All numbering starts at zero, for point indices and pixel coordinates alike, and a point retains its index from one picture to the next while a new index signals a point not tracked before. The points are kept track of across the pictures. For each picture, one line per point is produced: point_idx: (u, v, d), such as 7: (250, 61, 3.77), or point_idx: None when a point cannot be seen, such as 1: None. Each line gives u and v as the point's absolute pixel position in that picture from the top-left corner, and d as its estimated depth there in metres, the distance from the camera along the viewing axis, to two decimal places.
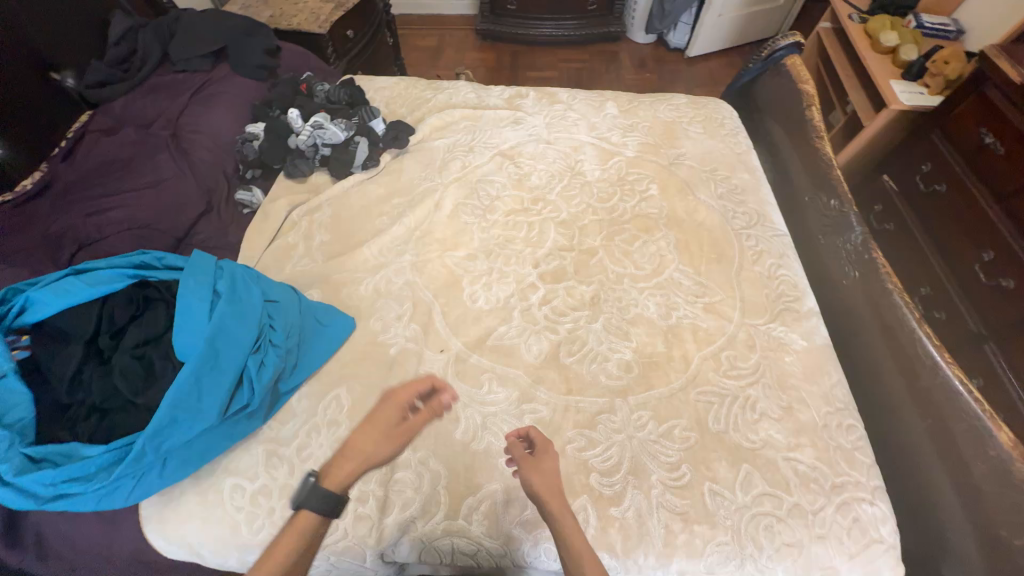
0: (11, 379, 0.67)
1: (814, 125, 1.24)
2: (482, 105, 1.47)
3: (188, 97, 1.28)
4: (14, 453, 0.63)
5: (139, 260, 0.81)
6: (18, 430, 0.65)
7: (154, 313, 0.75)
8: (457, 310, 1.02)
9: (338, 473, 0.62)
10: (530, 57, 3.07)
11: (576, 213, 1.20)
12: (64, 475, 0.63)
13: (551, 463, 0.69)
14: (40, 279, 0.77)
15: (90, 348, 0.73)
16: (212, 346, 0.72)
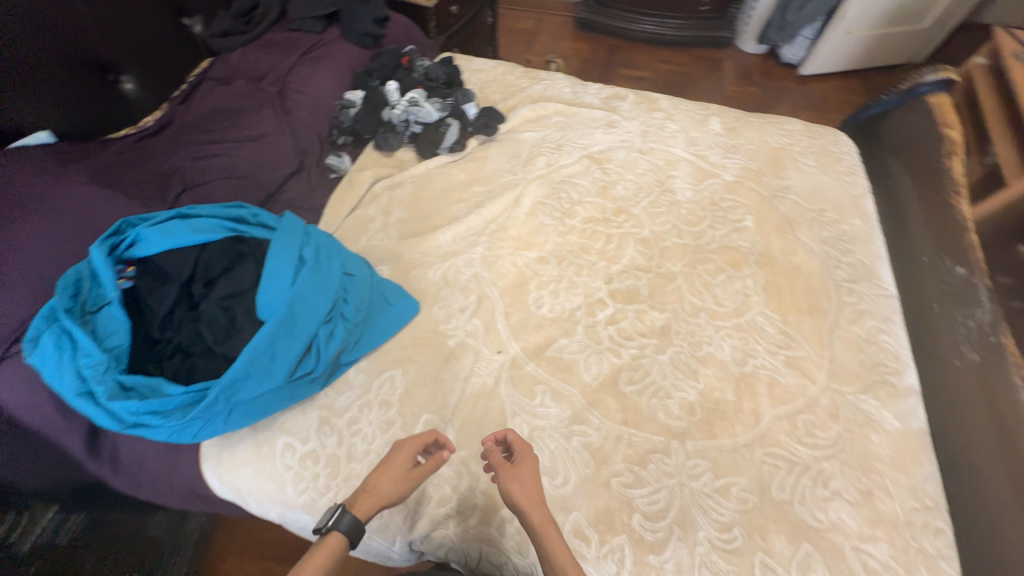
0: (114, 307, 0.73)
1: (953, 178, 1.07)
2: (577, 103, 1.41)
3: (298, 57, 1.32)
4: (109, 376, 0.69)
5: (237, 214, 0.86)
6: (113, 355, 0.71)
7: (244, 267, 0.79)
8: (521, 312, 0.99)
9: (359, 510, 0.63)
10: (625, 53, 2.94)
11: (660, 233, 1.13)
12: (146, 406, 0.68)
13: (530, 471, 0.68)
14: (151, 216, 0.82)
15: (184, 291, 0.77)
16: (290, 311, 0.75)
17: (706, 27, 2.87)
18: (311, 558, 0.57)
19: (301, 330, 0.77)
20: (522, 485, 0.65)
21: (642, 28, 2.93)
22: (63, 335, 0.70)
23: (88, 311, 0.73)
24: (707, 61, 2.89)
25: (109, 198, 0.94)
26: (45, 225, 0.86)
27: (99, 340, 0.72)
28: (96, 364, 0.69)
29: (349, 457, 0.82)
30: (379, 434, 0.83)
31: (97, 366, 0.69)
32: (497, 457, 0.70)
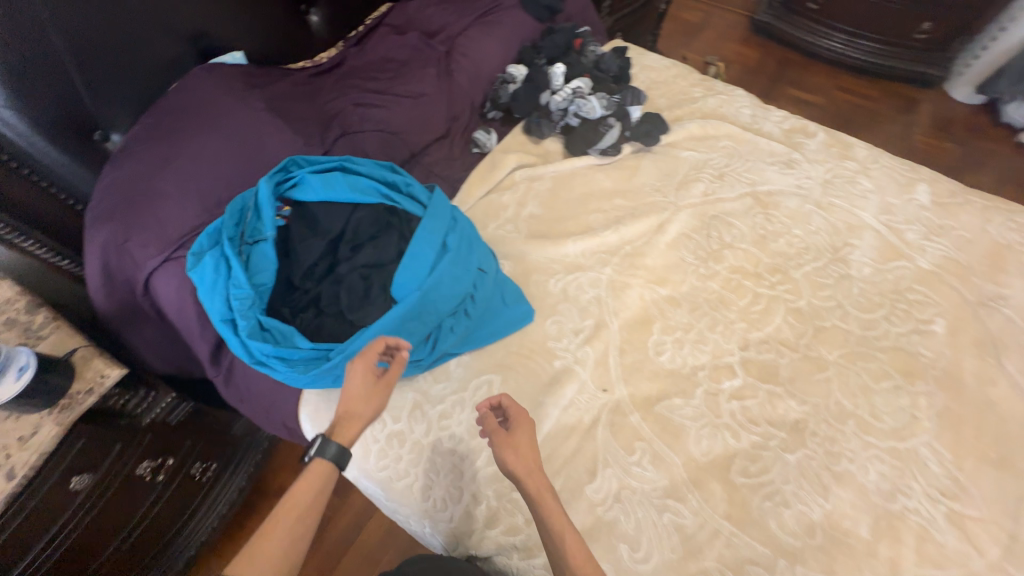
0: (267, 245, 0.76)
1: None
2: (754, 129, 1.24)
3: (472, 19, 1.27)
4: (251, 313, 0.73)
5: (392, 180, 0.87)
6: (258, 292, 0.75)
7: (388, 239, 0.82)
8: (636, 354, 0.90)
9: (342, 438, 0.65)
10: (799, 71, 2.51)
11: (819, 307, 0.96)
12: (275, 351, 0.72)
13: (526, 438, 0.65)
14: (314, 160, 0.86)
15: (329, 246, 0.83)
16: (422, 298, 0.76)
17: (912, 58, 2.35)
18: (298, 486, 0.62)
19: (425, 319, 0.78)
20: (518, 450, 0.64)
21: (828, 43, 2.46)
22: (222, 260, 0.75)
23: (245, 242, 0.78)
24: (898, 100, 2.40)
25: (278, 129, 0.96)
26: (224, 145, 0.91)
27: (250, 273, 0.76)
28: (243, 298, 0.73)
29: (433, 450, 0.81)
30: (467, 437, 0.81)
31: (244, 301, 0.73)
32: (494, 423, 0.67)
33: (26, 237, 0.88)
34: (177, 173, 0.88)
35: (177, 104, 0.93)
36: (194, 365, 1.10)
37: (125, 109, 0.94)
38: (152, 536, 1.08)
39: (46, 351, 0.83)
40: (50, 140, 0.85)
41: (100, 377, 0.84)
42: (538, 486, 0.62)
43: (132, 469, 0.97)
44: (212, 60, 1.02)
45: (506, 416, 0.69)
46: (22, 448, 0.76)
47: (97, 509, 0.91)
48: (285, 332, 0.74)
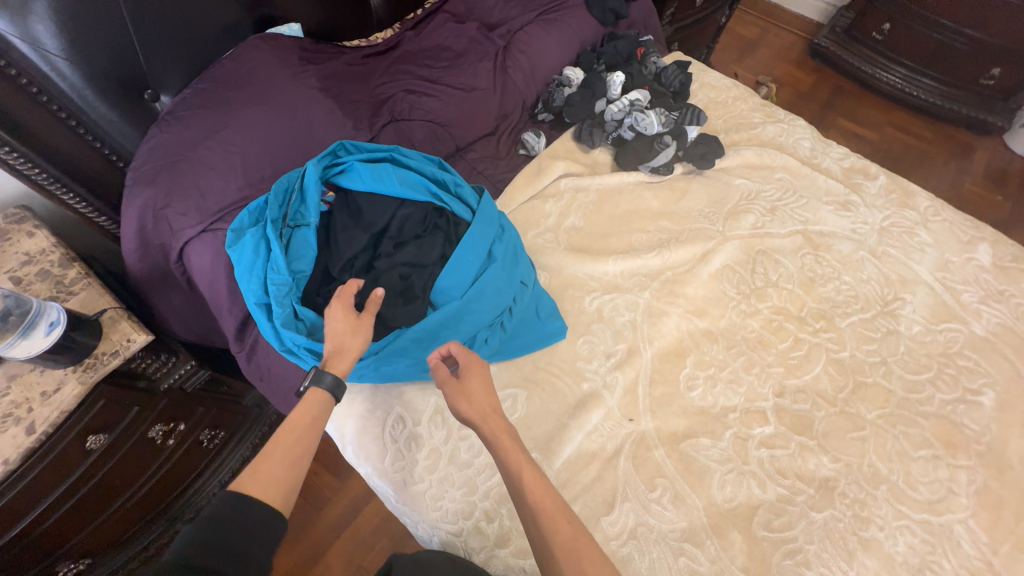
0: (307, 231, 0.77)
1: None
2: (812, 164, 1.19)
3: (534, 15, 1.23)
4: (287, 301, 0.72)
5: (441, 179, 0.88)
6: (295, 279, 0.75)
7: (433, 241, 0.81)
8: (667, 386, 0.87)
9: (336, 369, 0.66)
10: (852, 103, 2.38)
11: (862, 361, 0.92)
12: (307, 343, 0.71)
13: (478, 382, 0.69)
14: (364, 148, 0.87)
15: (370, 240, 0.81)
16: (464, 307, 0.79)
17: (977, 103, 2.19)
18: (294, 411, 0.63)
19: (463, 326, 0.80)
20: (471, 390, 0.68)
21: (887, 77, 2.32)
22: (263, 241, 0.75)
23: (287, 225, 0.79)
24: (954, 145, 2.25)
25: (329, 109, 0.94)
26: (273, 119, 0.89)
27: (289, 258, 0.76)
28: (280, 284, 0.73)
29: (451, 458, 0.79)
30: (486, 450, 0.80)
31: (280, 286, 0.73)
32: (446, 372, 0.70)
33: (68, 191, 0.87)
34: (224, 143, 0.86)
35: (231, 72, 0.91)
36: (215, 335, 1.09)
37: (179, 71, 0.92)
38: (156, 496, 1.08)
39: (77, 309, 0.83)
40: (99, 95, 0.84)
41: (126, 341, 0.83)
42: (494, 427, 0.66)
43: (144, 432, 0.96)
44: (269, 31, 1.00)
45: (458, 366, 0.73)
46: (43, 404, 0.76)
47: (107, 468, 0.90)
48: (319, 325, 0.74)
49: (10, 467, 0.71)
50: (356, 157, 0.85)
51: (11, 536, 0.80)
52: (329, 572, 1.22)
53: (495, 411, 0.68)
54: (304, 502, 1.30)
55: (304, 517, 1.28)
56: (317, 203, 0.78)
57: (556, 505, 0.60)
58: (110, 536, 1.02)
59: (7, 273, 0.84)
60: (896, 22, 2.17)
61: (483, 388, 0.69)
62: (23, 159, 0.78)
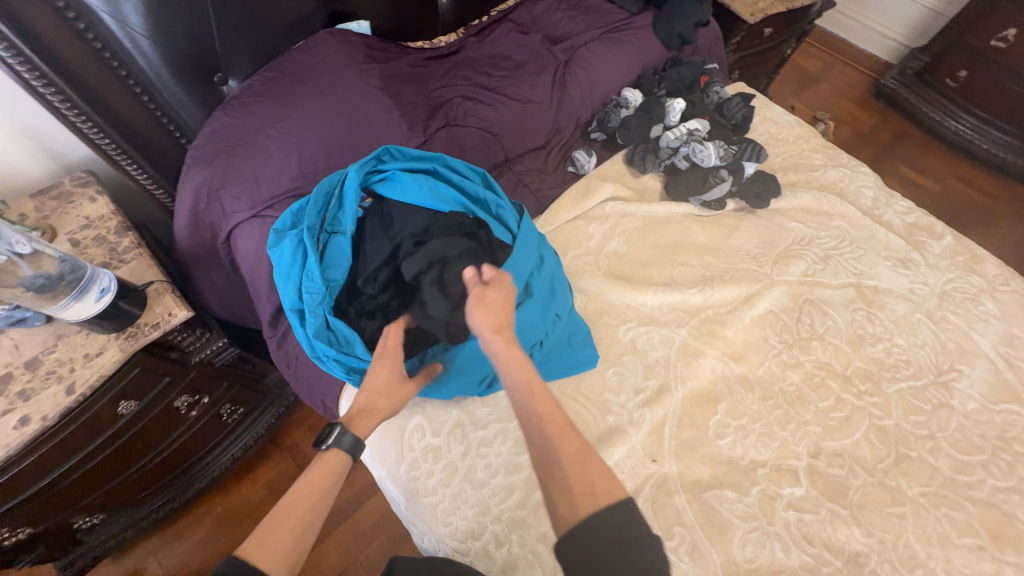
0: (343, 240, 0.78)
1: None
2: (873, 215, 1.13)
3: (600, 32, 1.21)
4: (319, 310, 0.74)
5: (483, 196, 0.85)
6: (328, 287, 0.76)
7: (467, 255, 0.80)
8: (695, 431, 0.84)
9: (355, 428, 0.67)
10: (915, 148, 2.27)
11: (909, 433, 0.86)
12: (336, 355, 0.74)
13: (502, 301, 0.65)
14: (406, 155, 0.85)
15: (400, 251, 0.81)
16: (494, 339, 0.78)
17: None
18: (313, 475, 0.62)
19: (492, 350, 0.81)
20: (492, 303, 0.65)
21: (956, 126, 2.21)
22: (301, 247, 0.77)
23: (324, 231, 0.79)
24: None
25: (387, 109, 0.94)
26: (332, 114, 0.90)
27: (324, 266, 0.77)
28: (314, 292, 0.74)
29: (466, 475, 0.78)
30: (503, 471, 0.78)
31: (314, 295, 0.74)
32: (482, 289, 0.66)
33: (133, 162, 0.91)
34: (283, 133, 0.87)
35: (298, 64, 0.93)
36: (248, 316, 1.11)
37: (250, 58, 0.95)
38: (172, 463, 1.11)
39: (126, 277, 0.86)
40: (174, 75, 0.87)
41: (167, 315, 0.85)
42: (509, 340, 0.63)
43: (171, 401, 0.98)
44: (339, 26, 1.02)
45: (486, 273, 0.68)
46: (85, 365, 0.79)
47: (133, 431, 0.93)
48: (349, 338, 0.74)
49: (46, 424, 0.74)
50: (399, 167, 0.83)
51: (39, 484, 0.83)
52: (325, 563, 1.22)
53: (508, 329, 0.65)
54: None
55: None
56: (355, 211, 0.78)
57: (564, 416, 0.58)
58: (124, 495, 1.06)
59: (67, 235, 0.88)
60: (972, 70, 2.06)
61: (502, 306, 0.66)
62: (92, 125, 0.82)
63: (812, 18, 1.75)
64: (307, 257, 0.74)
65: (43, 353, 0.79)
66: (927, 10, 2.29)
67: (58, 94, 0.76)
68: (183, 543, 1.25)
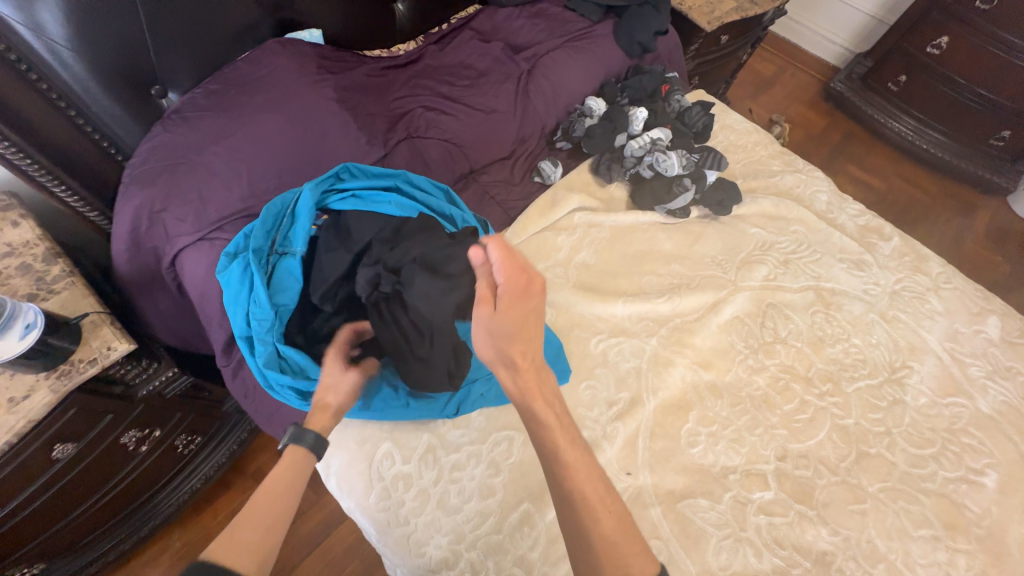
0: (291, 263, 0.73)
1: None
2: (827, 218, 1.17)
3: (562, 41, 1.21)
4: (270, 338, 0.70)
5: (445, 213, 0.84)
6: (277, 314, 0.71)
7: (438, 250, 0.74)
8: (668, 441, 0.84)
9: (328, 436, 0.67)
10: (863, 149, 2.39)
11: (867, 430, 0.90)
12: (292, 384, 0.69)
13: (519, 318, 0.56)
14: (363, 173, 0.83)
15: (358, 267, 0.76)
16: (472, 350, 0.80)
17: (986, 164, 2.19)
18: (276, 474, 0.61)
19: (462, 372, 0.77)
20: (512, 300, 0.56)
21: (899, 127, 2.34)
22: (249, 271, 0.72)
23: (274, 252, 0.74)
24: (958, 203, 2.26)
25: (344, 122, 0.90)
26: (283, 128, 0.85)
27: (271, 291, 0.72)
28: (263, 318, 0.70)
29: (440, 502, 0.75)
30: (477, 496, 0.76)
31: (263, 322, 0.69)
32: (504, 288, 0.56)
33: (61, 184, 0.83)
34: (230, 150, 0.82)
35: (245, 76, 0.88)
36: (201, 341, 1.04)
37: (191, 69, 0.89)
38: (120, 504, 1.03)
39: (56, 310, 0.78)
40: (104, 89, 0.80)
41: (106, 349, 0.78)
42: (531, 382, 0.58)
43: (116, 438, 0.90)
44: (289, 35, 0.97)
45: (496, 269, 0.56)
46: (10, 411, 0.71)
47: (71, 474, 0.85)
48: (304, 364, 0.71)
49: None
50: (356, 188, 0.81)
51: None
52: None
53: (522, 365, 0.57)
54: None
55: None
56: (305, 232, 0.74)
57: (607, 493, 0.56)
58: (66, 543, 0.96)
59: None
60: (911, 75, 2.18)
61: (532, 321, 0.58)
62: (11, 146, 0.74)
63: (765, 25, 1.81)
64: (255, 281, 0.70)
65: None
66: (869, 18, 2.42)
67: None
68: None
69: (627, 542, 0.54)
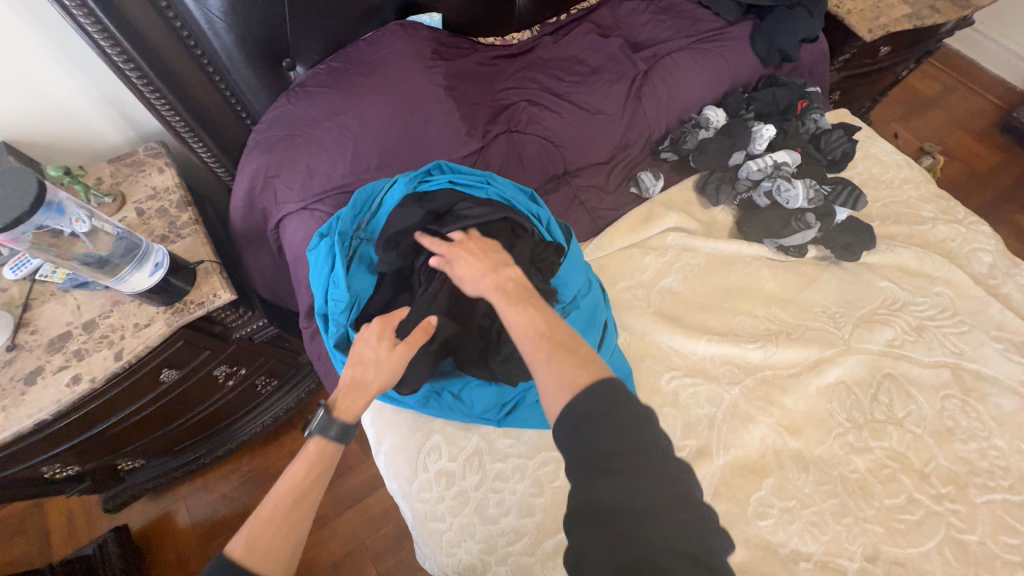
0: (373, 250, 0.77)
1: None
2: (986, 285, 0.96)
3: (690, 41, 1.10)
4: (343, 321, 0.73)
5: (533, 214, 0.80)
6: (353, 299, 0.74)
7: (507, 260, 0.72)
8: (733, 505, 0.75)
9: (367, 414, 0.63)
10: None
11: (994, 555, 0.73)
12: None
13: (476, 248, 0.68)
14: (461, 170, 0.82)
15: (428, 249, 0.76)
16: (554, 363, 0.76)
17: None
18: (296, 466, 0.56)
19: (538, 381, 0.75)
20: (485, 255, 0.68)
21: None
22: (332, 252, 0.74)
23: (357, 236, 0.77)
24: None
25: (448, 110, 0.90)
26: (391, 110, 0.87)
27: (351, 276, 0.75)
28: (339, 301, 0.72)
29: (477, 509, 0.74)
30: (515, 512, 0.74)
31: (338, 304, 0.72)
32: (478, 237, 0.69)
33: (200, 141, 0.93)
34: (341, 127, 0.85)
35: (365, 56, 0.91)
36: (289, 298, 1.12)
37: (320, 46, 0.94)
38: (203, 426, 1.15)
39: (180, 252, 0.88)
40: (245, 58, 0.87)
41: (212, 295, 0.86)
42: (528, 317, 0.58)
43: (210, 370, 1.01)
44: (411, 18, 0.98)
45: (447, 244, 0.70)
46: (133, 335, 0.82)
47: (173, 395, 0.97)
48: None
49: (94, 386, 0.78)
50: (448, 176, 0.79)
51: (86, 435, 0.88)
52: (329, 546, 1.23)
53: (493, 268, 0.65)
54: None
55: None
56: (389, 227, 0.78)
57: (547, 343, 0.53)
58: (162, 448, 1.11)
59: (135, 203, 0.92)
60: None
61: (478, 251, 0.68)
62: (166, 104, 0.84)
63: (942, 38, 1.51)
64: (336, 264, 0.72)
65: (99, 317, 0.83)
66: None
67: (137, 73, 0.78)
68: (211, 495, 1.30)
69: (585, 379, 0.49)
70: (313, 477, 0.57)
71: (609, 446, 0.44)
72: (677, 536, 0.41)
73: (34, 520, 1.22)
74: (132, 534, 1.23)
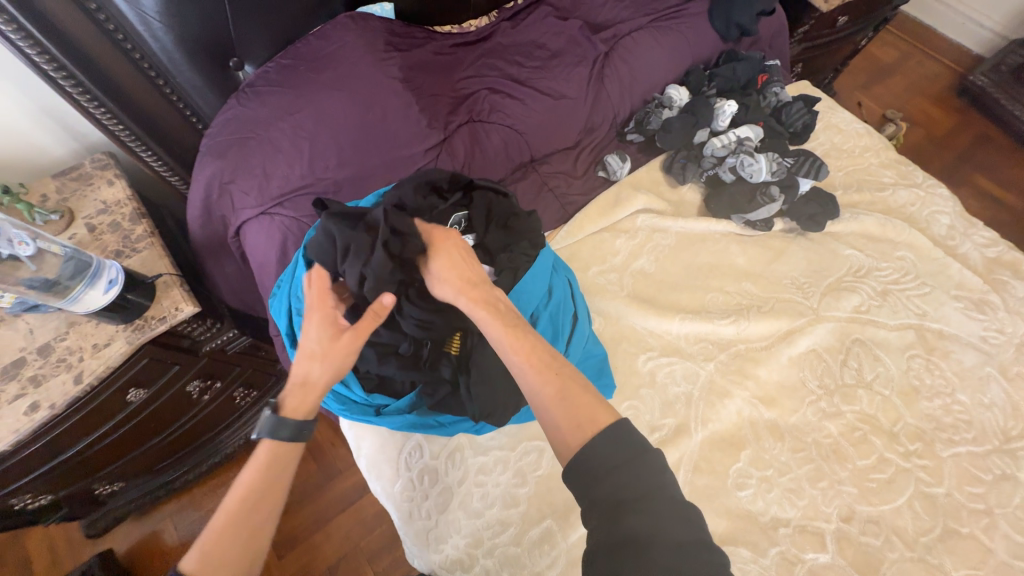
0: None
1: None
2: (946, 247, 0.99)
3: (648, 20, 1.09)
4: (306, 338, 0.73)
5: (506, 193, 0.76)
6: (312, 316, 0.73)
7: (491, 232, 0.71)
8: (713, 479, 0.76)
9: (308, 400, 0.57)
10: (1004, 158, 1.99)
11: (961, 506, 0.76)
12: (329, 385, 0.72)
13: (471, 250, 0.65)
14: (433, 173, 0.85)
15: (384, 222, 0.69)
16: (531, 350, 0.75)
17: None
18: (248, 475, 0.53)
19: (523, 398, 0.72)
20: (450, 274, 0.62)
21: None
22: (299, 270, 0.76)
23: None
24: None
25: (406, 103, 0.88)
26: (346, 107, 0.84)
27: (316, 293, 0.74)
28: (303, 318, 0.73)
29: (462, 503, 0.74)
30: (499, 504, 0.74)
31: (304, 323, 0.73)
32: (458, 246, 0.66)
33: (148, 149, 0.89)
34: (295, 127, 0.83)
35: (316, 51, 0.88)
36: (260, 306, 1.09)
37: (267, 43, 0.90)
38: (182, 443, 1.12)
39: (136, 267, 0.85)
40: (188, 60, 0.83)
41: (174, 309, 0.83)
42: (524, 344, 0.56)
43: (182, 386, 0.99)
44: (361, 8, 0.95)
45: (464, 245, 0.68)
46: (93, 356, 0.79)
47: (144, 414, 0.94)
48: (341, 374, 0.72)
49: (55, 412, 0.75)
50: None
51: (54, 462, 0.85)
52: (323, 552, 1.22)
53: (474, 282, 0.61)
54: (317, 469, 1.32)
55: (314, 484, 1.30)
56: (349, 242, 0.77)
57: (553, 378, 0.53)
58: (140, 469, 1.08)
59: (84, 219, 0.88)
60: None
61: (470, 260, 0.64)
62: (106, 112, 0.80)
63: (897, 5, 1.53)
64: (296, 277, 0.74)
65: (55, 340, 0.79)
66: None
67: (71, 81, 0.74)
68: (198, 511, 1.28)
69: (587, 410, 0.51)
70: (268, 482, 0.54)
71: (602, 473, 0.47)
72: (673, 527, 0.44)
73: (14, 550, 1.18)
74: (118, 557, 1.20)
